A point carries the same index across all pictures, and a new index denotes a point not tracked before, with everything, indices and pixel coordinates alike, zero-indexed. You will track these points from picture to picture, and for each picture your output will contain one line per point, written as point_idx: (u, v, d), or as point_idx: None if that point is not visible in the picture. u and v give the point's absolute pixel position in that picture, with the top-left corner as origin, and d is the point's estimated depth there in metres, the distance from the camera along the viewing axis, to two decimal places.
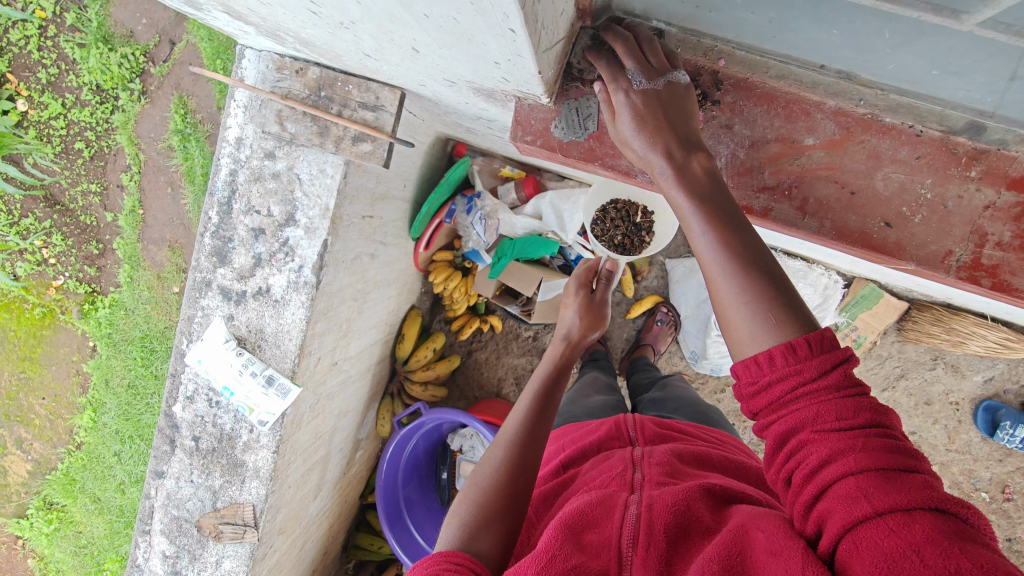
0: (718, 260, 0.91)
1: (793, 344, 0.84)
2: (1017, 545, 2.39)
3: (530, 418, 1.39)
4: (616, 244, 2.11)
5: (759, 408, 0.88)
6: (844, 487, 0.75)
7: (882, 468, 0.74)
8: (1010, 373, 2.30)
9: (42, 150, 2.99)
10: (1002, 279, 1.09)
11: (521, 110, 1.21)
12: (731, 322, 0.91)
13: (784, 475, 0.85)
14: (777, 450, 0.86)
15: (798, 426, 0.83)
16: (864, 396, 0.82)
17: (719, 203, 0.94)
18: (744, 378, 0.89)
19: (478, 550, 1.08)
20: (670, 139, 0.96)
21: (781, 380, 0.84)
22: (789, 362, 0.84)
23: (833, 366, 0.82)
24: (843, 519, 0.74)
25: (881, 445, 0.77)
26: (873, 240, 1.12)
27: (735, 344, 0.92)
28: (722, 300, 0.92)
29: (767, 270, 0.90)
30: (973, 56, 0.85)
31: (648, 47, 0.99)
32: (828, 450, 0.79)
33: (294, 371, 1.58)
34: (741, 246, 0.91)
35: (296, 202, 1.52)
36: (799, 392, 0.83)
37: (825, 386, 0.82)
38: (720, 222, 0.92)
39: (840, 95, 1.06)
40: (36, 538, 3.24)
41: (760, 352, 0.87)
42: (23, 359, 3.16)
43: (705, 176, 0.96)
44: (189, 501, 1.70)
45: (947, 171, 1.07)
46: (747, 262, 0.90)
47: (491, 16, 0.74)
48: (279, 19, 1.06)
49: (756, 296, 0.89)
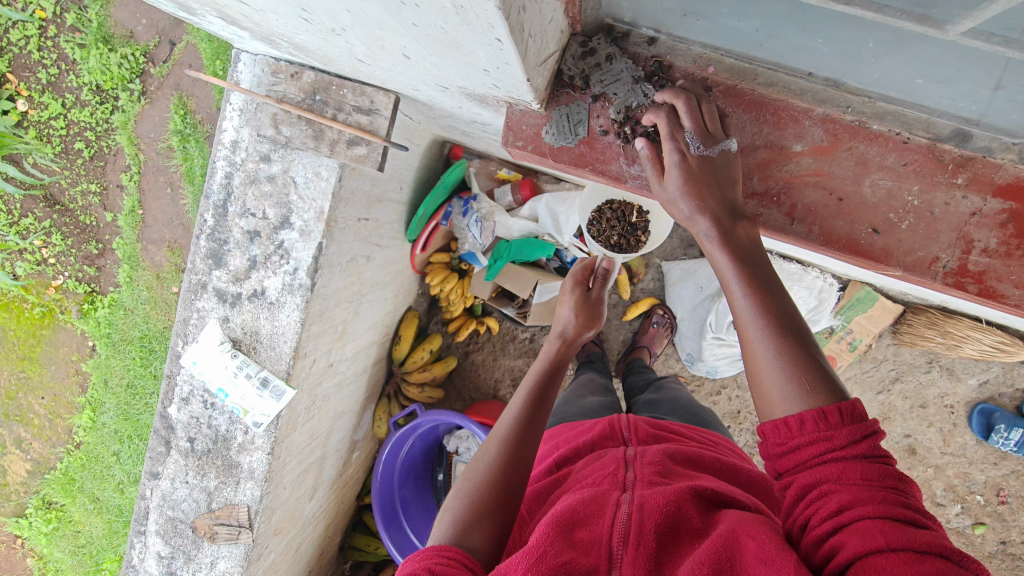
0: (756, 325, 0.95)
1: (824, 411, 0.87)
2: (1011, 547, 2.40)
3: (524, 416, 1.40)
4: (612, 244, 2.09)
5: (785, 468, 0.90)
6: (861, 525, 0.77)
7: (898, 518, 0.76)
8: (1005, 376, 2.31)
9: (42, 150, 3.00)
10: (988, 285, 1.09)
11: (513, 115, 1.22)
12: (764, 385, 0.94)
13: (798, 524, 0.86)
14: (796, 502, 0.87)
15: (821, 479, 0.84)
16: (888, 466, 0.84)
17: (761, 271, 0.99)
18: (773, 438, 0.91)
19: (469, 545, 1.09)
20: (717, 205, 1.01)
21: (810, 444, 0.87)
22: (820, 428, 0.86)
23: (859, 438, 0.85)
24: (855, 550, 0.75)
25: (898, 501, 0.79)
26: (860, 246, 1.12)
27: (766, 406, 0.95)
28: (757, 362, 0.95)
29: (802, 339, 0.94)
30: (956, 66, 0.87)
31: (708, 112, 1.04)
32: (848, 498, 0.80)
33: (289, 373, 1.58)
34: (780, 313, 0.96)
35: (291, 205, 1.53)
36: (827, 458, 0.85)
37: (852, 455, 0.84)
38: (762, 288, 0.97)
39: (827, 102, 1.07)
40: (35, 537, 3.25)
41: (790, 414, 0.90)
42: (23, 359, 3.17)
43: (749, 245, 1.01)
44: (184, 502, 1.71)
45: (934, 178, 1.08)
46: (785, 330, 0.94)
47: (477, 26, 0.75)
48: (272, 25, 1.07)
49: (791, 362, 0.92)
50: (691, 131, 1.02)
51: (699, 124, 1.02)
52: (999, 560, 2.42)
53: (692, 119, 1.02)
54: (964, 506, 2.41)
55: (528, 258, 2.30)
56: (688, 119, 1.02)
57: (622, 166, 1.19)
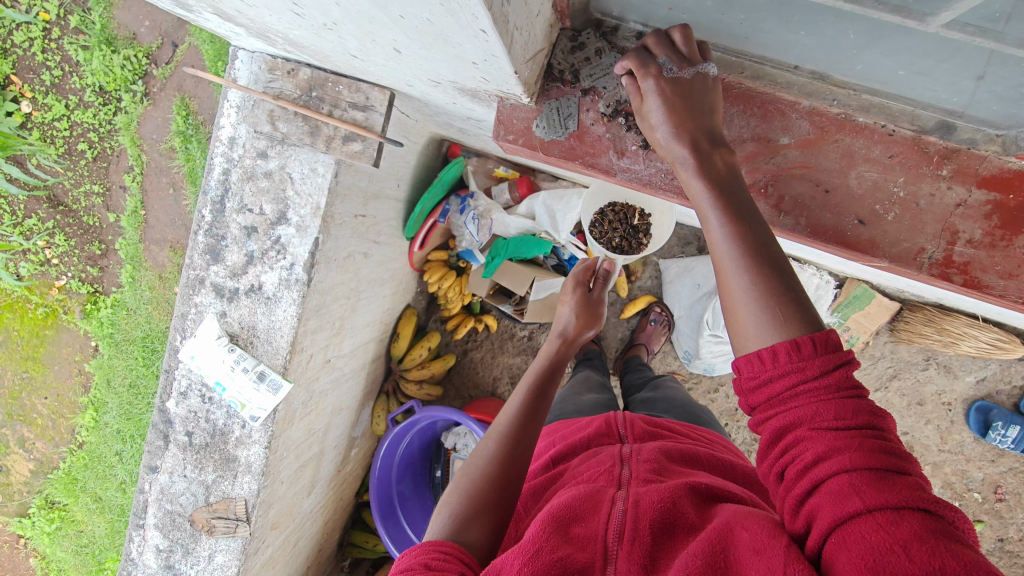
0: (730, 253, 0.94)
1: (798, 342, 0.86)
2: (1009, 545, 2.40)
3: (523, 414, 1.41)
4: (614, 246, 2.09)
5: (758, 403, 0.90)
6: (839, 481, 0.77)
7: (875, 466, 0.77)
8: (1002, 374, 2.32)
9: (45, 151, 3.02)
10: (973, 276, 1.10)
11: (503, 109, 1.23)
12: (739, 316, 0.93)
13: (777, 468, 0.87)
14: (773, 443, 0.88)
15: (797, 421, 0.84)
16: (863, 399, 0.83)
17: (737, 197, 0.97)
18: (746, 372, 0.91)
19: (466, 540, 1.10)
20: (695, 132, 1.00)
21: (783, 377, 0.86)
22: (793, 359, 0.85)
23: (832, 368, 0.84)
24: (834, 513, 0.76)
25: (875, 445, 0.79)
26: (847, 238, 1.13)
27: (741, 341, 0.93)
28: (732, 294, 0.94)
29: (778, 268, 0.92)
30: (935, 57, 0.88)
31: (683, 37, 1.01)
32: (824, 447, 0.81)
33: (285, 367, 1.60)
34: (756, 243, 0.94)
35: (288, 200, 1.55)
36: (800, 390, 0.85)
37: (824, 386, 0.84)
38: (737, 216, 0.96)
39: (813, 95, 1.09)
40: (38, 537, 3.27)
41: (764, 347, 0.89)
42: (26, 359, 3.19)
43: (727, 172, 0.99)
44: (182, 496, 1.73)
45: (919, 169, 1.09)
46: (759, 259, 0.92)
47: (461, 17, 0.77)
48: (267, 21, 1.09)
49: (766, 292, 0.91)
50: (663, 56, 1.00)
51: (671, 49, 1.00)
52: (996, 557, 2.42)
53: (662, 46, 1.00)
54: (962, 503, 2.41)
55: (525, 257, 2.30)
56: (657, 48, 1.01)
57: (611, 159, 1.20)
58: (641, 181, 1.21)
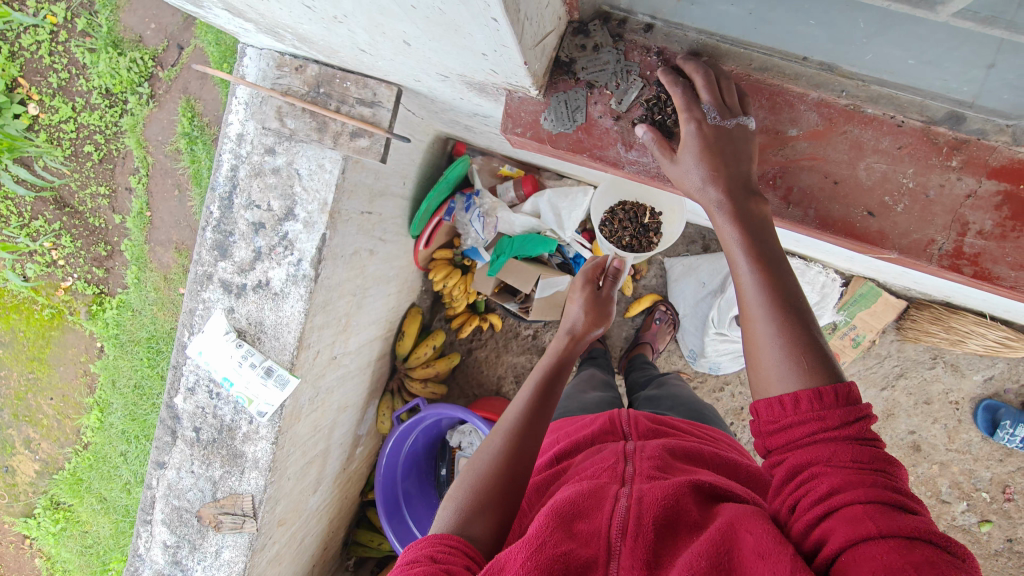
0: (758, 299, 0.97)
1: (820, 391, 0.89)
2: (1017, 546, 2.38)
3: (531, 407, 1.41)
4: (624, 245, 2.13)
5: (776, 445, 0.93)
6: (851, 510, 0.78)
7: (887, 502, 0.78)
8: (1010, 372, 2.31)
9: (52, 153, 3.04)
10: (983, 267, 1.10)
11: (511, 102, 1.23)
12: (762, 361, 0.96)
13: (789, 503, 0.88)
14: (786, 481, 0.90)
15: (813, 460, 0.87)
16: (878, 450, 0.86)
17: (768, 246, 1.00)
18: (766, 415, 0.94)
19: (471, 534, 1.10)
20: (730, 179, 1.02)
21: (803, 423, 0.89)
22: (815, 407, 0.89)
23: (852, 420, 0.87)
24: (845, 536, 0.76)
25: (887, 485, 0.81)
26: (856, 228, 1.14)
27: (762, 385, 0.97)
28: (757, 341, 0.97)
29: (803, 319, 0.96)
30: (945, 45, 0.88)
31: (726, 87, 1.05)
32: (838, 481, 0.83)
33: (293, 363, 1.60)
34: (783, 292, 0.97)
35: (296, 196, 1.55)
36: (819, 437, 0.88)
37: (843, 435, 0.86)
38: (767, 264, 0.99)
39: (821, 86, 1.09)
40: (43, 538, 3.29)
41: (785, 393, 0.92)
42: (32, 359, 3.20)
43: (759, 220, 1.02)
44: (190, 492, 1.73)
45: (928, 160, 1.09)
46: (786, 309, 0.96)
47: (473, 6, 0.77)
48: (276, 15, 1.09)
49: (791, 342, 0.94)
50: (709, 103, 1.03)
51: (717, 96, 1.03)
52: (1005, 558, 2.40)
53: (711, 92, 1.03)
54: (970, 503, 2.40)
55: (531, 254, 2.32)
56: (704, 91, 1.03)
57: (619, 151, 1.20)
58: (648, 172, 1.21)
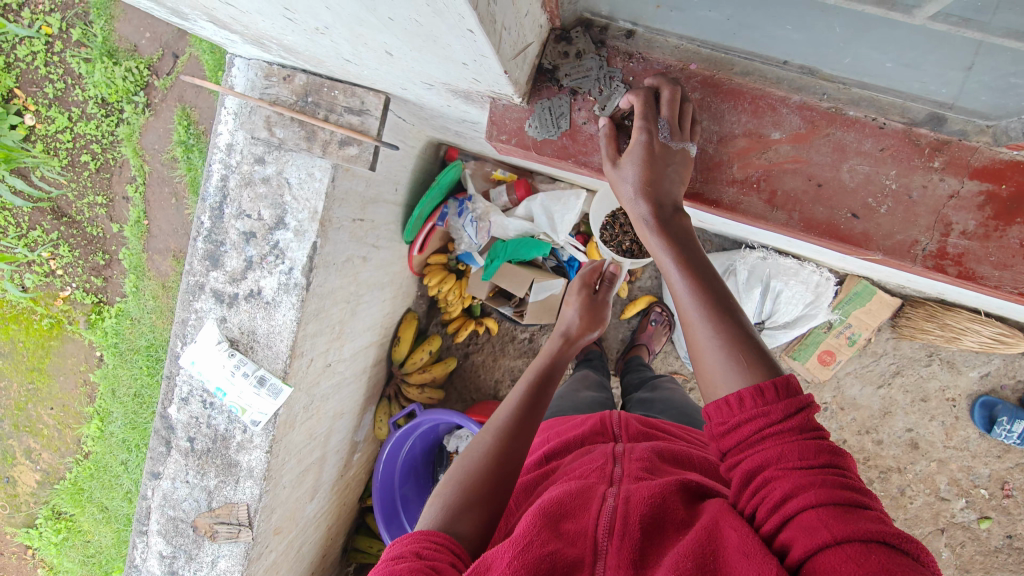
0: (694, 306, 1.05)
1: (761, 388, 0.94)
2: (1018, 542, 2.37)
3: (530, 396, 1.46)
4: (624, 249, 2.12)
5: (729, 448, 0.96)
6: (808, 518, 0.80)
7: (839, 504, 0.80)
8: (1006, 368, 2.31)
9: (49, 164, 3.05)
10: (968, 267, 1.12)
11: (495, 110, 1.24)
12: (706, 364, 1.03)
13: (748, 510, 0.90)
14: (743, 485, 0.92)
15: (765, 463, 0.89)
16: (823, 440, 0.90)
17: (693, 255, 1.08)
18: (716, 418, 0.98)
19: (457, 532, 1.10)
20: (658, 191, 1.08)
21: (750, 421, 0.93)
22: (757, 404, 0.93)
23: (795, 411, 0.91)
24: (806, 546, 0.77)
25: (838, 482, 0.83)
26: (840, 230, 1.14)
27: (710, 389, 1.03)
28: (699, 346, 1.04)
29: (737, 318, 1.04)
30: (921, 49, 0.89)
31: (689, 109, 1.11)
32: (791, 485, 0.85)
33: (285, 371, 1.60)
34: (716, 297, 1.05)
35: (286, 205, 1.56)
36: (766, 433, 0.91)
37: (788, 429, 0.90)
38: (697, 272, 1.06)
39: (803, 89, 1.10)
40: (45, 548, 3.28)
41: (731, 395, 0.97)
42: (32, 370, 3.20)
43: (682, 232, 1.10)
44: (185, 502, 1.73)
45: (911, 162, 1.10)
46: (719, 311, 1.03)
47: (448, 17, 0.78)
48: (260, 26, 1.10)
49: (729, 341, 1.01)
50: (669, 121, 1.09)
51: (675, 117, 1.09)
52: (1005, 554, 2.39)
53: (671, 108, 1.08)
54: (969, 500, 2.39)
55: (525, 258, 2.30)
56: (666, 108, 1.09)
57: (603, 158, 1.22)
58: None
